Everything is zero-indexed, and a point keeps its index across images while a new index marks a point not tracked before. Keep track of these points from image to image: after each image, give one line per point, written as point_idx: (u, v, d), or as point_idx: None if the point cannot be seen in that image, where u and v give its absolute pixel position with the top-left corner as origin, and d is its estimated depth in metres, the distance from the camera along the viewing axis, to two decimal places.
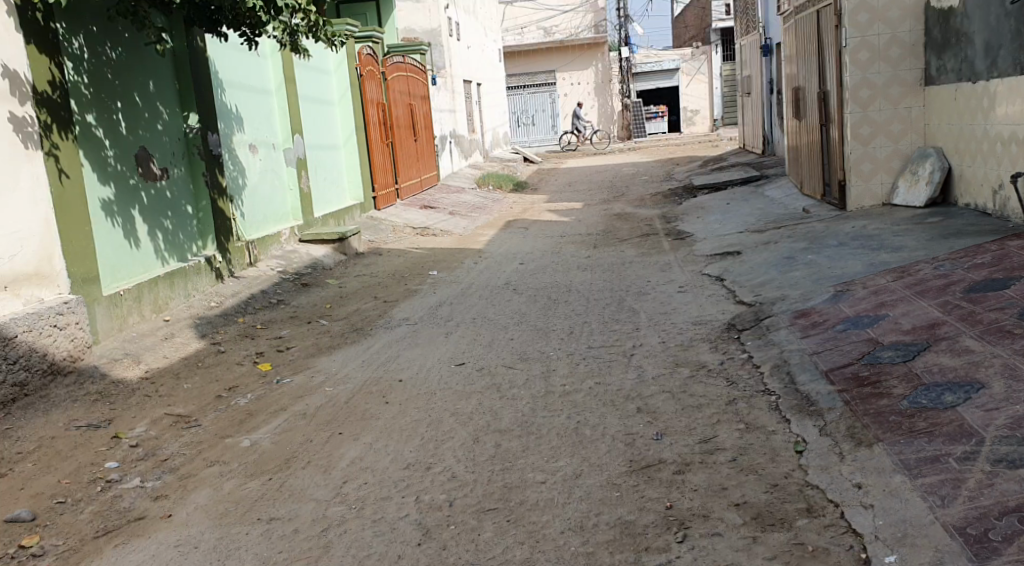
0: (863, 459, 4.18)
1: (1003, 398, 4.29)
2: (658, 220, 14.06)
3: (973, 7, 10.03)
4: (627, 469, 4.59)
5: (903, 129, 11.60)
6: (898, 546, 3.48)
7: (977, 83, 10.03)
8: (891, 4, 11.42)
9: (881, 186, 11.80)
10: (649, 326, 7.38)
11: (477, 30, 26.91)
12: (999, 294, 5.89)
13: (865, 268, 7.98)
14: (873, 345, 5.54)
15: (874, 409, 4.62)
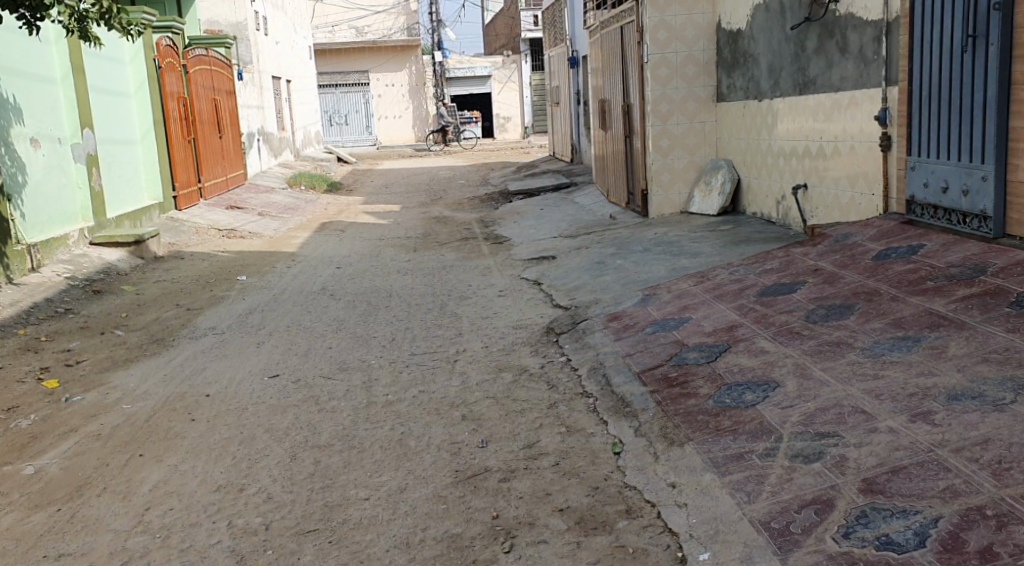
0: (675, 459, 4.32)
1: (797, 396, 4.59)
2: (475, 224, 14.14)
3: (758, 31, 10.78)
4: (453, 480, 4.54)
5: (699, 142, 12.36)
6: (711, 543, 3.61)
7: (763, 101, 10.78)
8: (687, 24, 12.08)
9: (679, 195, 12.47)
10: (471, 331, 7.38)
11: (286, 25, 26.04)
12: (788, 297, 6.34)
13: (671, 273, 8.37)
14: (681, 347, 5.79)
15: (684, 409, 4.80)
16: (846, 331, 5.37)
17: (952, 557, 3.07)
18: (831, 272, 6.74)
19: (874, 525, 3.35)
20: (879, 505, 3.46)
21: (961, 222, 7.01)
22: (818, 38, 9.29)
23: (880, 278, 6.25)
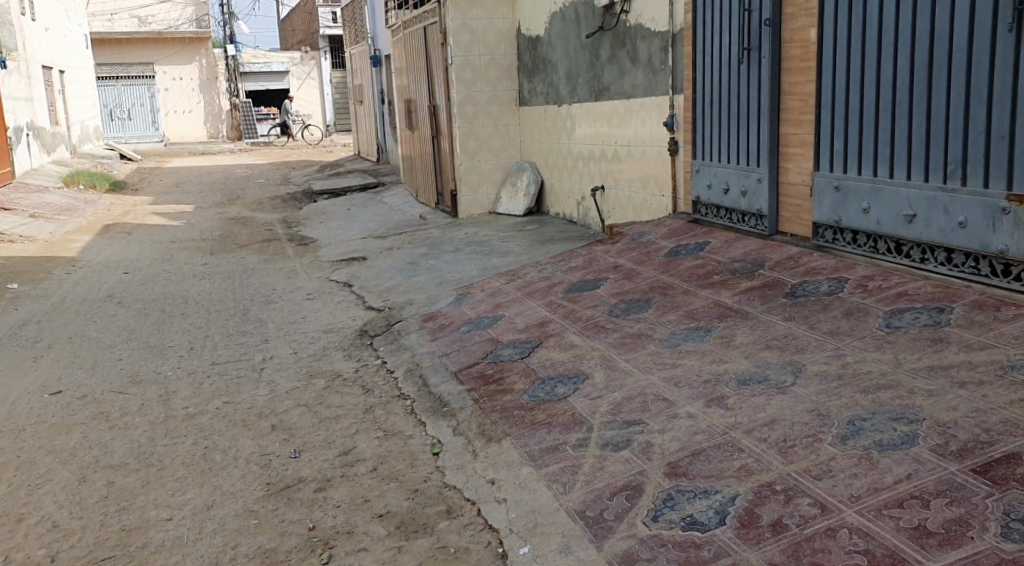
0: (493, 455, 4.36)
1: (605, 387, 4.78)
2: (278, 226, 13.66)
3: (556, 37, 11.14)
4: (264, 493, 4.36)
5: (503, 144, 12.61)
6: (530, 536, 3.67)
7: (562, 106, 11.15)
8: (488, 28, 12.28)
9: (487, 196, 12.67)
10: (278, 337, 7.11)
11: (57, 11, 23.98)
12: (593, 293, 6.59)
13: (481, 272, 8.48)
14: (494, 344, 5.87)
15: (500, 405, 4.86)
16: (647, 324, 5.65)
17: (748, 531, 3.29)
18: (630, 268, 7.07)
19: (680, 507, 3.54)
20: (683, 487, 3.66)
21: (741, 221, 7.56)
22: (611, 48, 9.72)
23: (675, 273, 6.63)
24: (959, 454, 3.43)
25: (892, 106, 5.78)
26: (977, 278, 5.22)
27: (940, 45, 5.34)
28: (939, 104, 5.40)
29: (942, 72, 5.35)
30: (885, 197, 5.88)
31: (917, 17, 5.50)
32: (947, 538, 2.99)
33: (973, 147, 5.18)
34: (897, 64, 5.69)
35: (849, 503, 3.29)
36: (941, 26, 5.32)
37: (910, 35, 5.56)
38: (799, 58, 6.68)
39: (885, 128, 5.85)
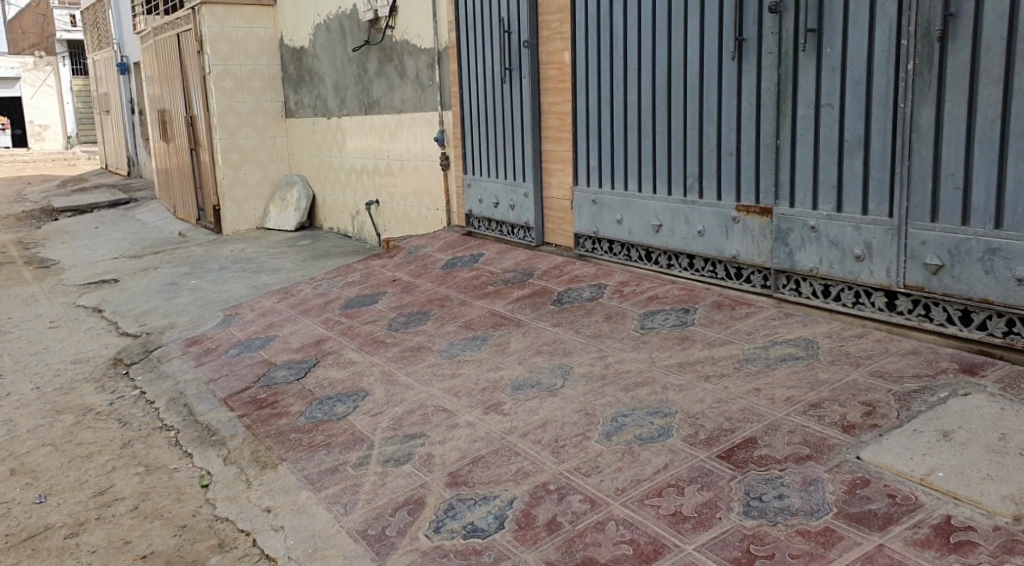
0: (269, 482, 4.19)
1: (385, 402, 4.77)
2: (11, 247, 12.41)
3: (321, 49, 11.00)
4: (4, 547, 3.98)
5: (270, 157, 12.30)
6: (310, 562, 3.58)
7: (331, 119, 11.03)
8: (249, 38, 11.88)
9: (253, 212, 12.28)
10: (15, 371, 6.47)
11: None
12: (369, 308, 6.55)
13: (249, 291, 8.18)
14: (267, 366, 5.67)
15: (275, 429, 4.70)
16: (423, 337, 5.71)
17: (526, 533, 3.42)
18: (406, 281, 7.12)
19: (461, 515, 3.60)
20: (463, 496, 3.73)
21: (511, 233, 7.86)
22: (378, 62, 9.75)
23: (449, 286, 6.75)
24: (708, 443, 3.76)
25: (638, 125, 6.24)
26: (715, 281, 5.74)
27: (677, 69, 5.83)
28: (678, 123, 5.88)
29: (679, 94, 5.84)
30: (635, 209, 6.33)
31: (656, 43, 5.97)
32: (699, 521, 3.24)
33: (707, 163, 5.70)
34: (642, 85, 6.16)
35: (615, 497, 3.50)
36: (677, 52, 5.81)
37: (651, 59, 6.03)
38: (556, 78, 7.06)
39: (633, 145, 6.30)
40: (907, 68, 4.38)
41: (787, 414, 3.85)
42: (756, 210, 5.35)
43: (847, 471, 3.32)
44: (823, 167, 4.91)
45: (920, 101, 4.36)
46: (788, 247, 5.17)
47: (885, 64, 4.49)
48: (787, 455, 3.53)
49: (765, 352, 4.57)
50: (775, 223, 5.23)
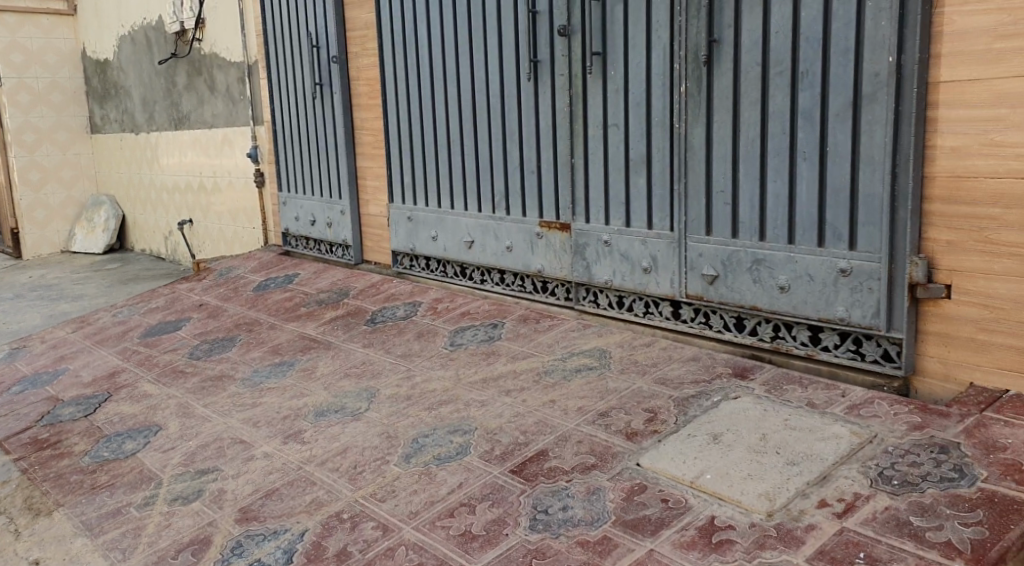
0: (41, 531, 3.91)
1: (179, 436, 4.56)
2: None
3: (127, 62, 10.46)
4: None
5: (75, 176, 11.58)
6: None
7: (139, 135, 10.51)
8: (46, 49, 11.16)
9: (58, 234, 11.51)
10: None
11: None
12: (172, 336, 6.26)
13: (43, 321, 7.65)
14: (52, 403, 5.30)
15: (55, 472, 4.40)
16: (226, 364, 5.50)
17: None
18: (214, 306, 6.85)
19: (247, 552, 3.48)
20: (252, 532, 3.61)
21: (329, 252, 7.73)
22: (187, 76, 9.38)
23: (259, 308, 6.56)
24: (502, 458, 3.81)
25: (446, 142, 6.29)
26: (523, 295, 5.86)
27: (480, 88, 5.92)
28: (482, 141, 5.98)
29: (482, 113, 5.94)
30: (447, 226, 6.37)
31: (459, 62, 6.05)
32: (486, 539, 3.27)
33: (512, 179, 5.81)
34: (448, 104, 6.22)
35: (407, 521, 3.48)
36: (479, 71, 5.91)
37: (455, 78, 6.11)
38: (367, 95, 7.00)
39: (443, 162, 6.34)
40: (680, 91, 4.65)
41: (578, 425, 3.97)
42: (557, 225, 5.51)
43: (627, 478, 3.46)
44: (613, 183, 5.12)
45: (693, 121, 4.63)
46: (585, 260, 5.35)
47: (662, 86, 4.75)
48: (574, 465, 3.63)
49: (564, 364, 4.69)
50: (574, 238, 5.40)
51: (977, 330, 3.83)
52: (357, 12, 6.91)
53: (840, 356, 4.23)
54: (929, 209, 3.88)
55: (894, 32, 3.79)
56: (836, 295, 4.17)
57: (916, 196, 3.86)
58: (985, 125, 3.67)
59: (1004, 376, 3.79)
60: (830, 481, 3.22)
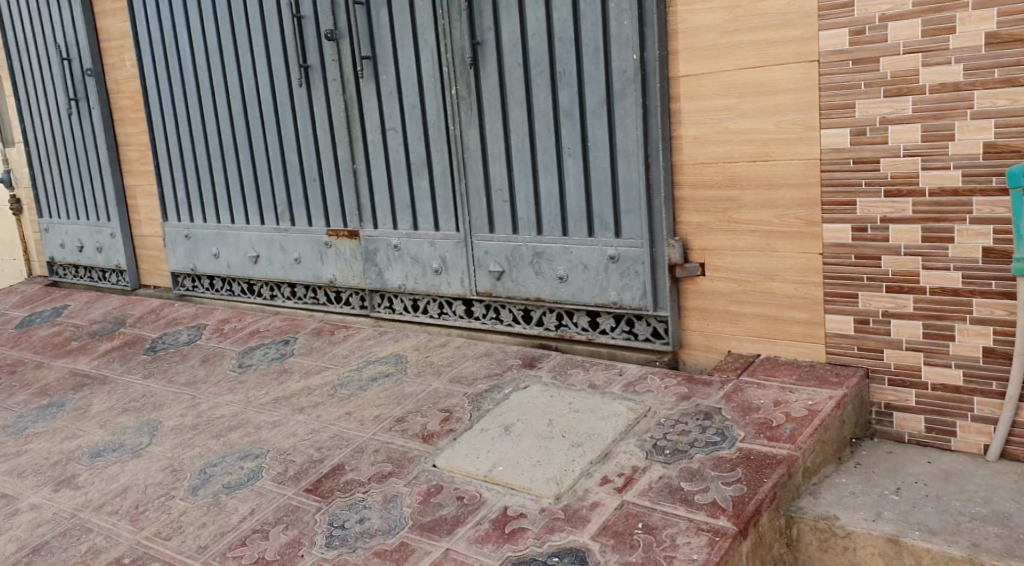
0: None
1: None
2: None
3: None
4: None
5: None
6: None
7: None
8: None
9: None
10: None
11: None
12: None
13: None
14: None
15: None
16: None
17: None
18: None
19: None
20: None
21: (103, 279, 7.25)
22: None
23: (23, 347, 6.04)
24: (296, 478, 3.73)
25: (221, 156, 6.04)
26: (317, 307, 5.78)
27: (251, 96, 5.73)
28: (259, 152, 5.79)
29: (256, 123, 5.75)
30: (230, 241, 6.12)
31: (227, 71, 5.83)
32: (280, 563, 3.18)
33: (294, 189, 5.67)
34: (219, 115, 5.97)
35: (196, 556, 3.33)
36: (248, 79, 5.71)
37: (224, 88, 5.88)
38: (129, 108, 6.60)
39: (220, 175, 6.09)
40: (451, 93, 4.73)
41: (373, 434, 3.95)
42: (345, 233, 5.44)
43: (423, 481, 3.49)
44: (397, 187, 5.13)
45: (466, 122, 4.73)
46: (376, 266, 5.33)
47: (433, 89, 4.82)
48: (371, 476, 3.61)
49: (357, 374, 4.65)
50: (362, 244, 5.37)
51: (730, 302, 4.18)
52: (110, 21, 6.48)
53: (616, 337, 4.51)
54: (680, 195, 4.20)
55: (636, 31, 4.08)
56: (609, 281, 4.43)
57: (667, 182, 4.17)
58: (721, 114, 3.99)
59: (756, 342, 4.15)
60: (611, 457, 3.47)
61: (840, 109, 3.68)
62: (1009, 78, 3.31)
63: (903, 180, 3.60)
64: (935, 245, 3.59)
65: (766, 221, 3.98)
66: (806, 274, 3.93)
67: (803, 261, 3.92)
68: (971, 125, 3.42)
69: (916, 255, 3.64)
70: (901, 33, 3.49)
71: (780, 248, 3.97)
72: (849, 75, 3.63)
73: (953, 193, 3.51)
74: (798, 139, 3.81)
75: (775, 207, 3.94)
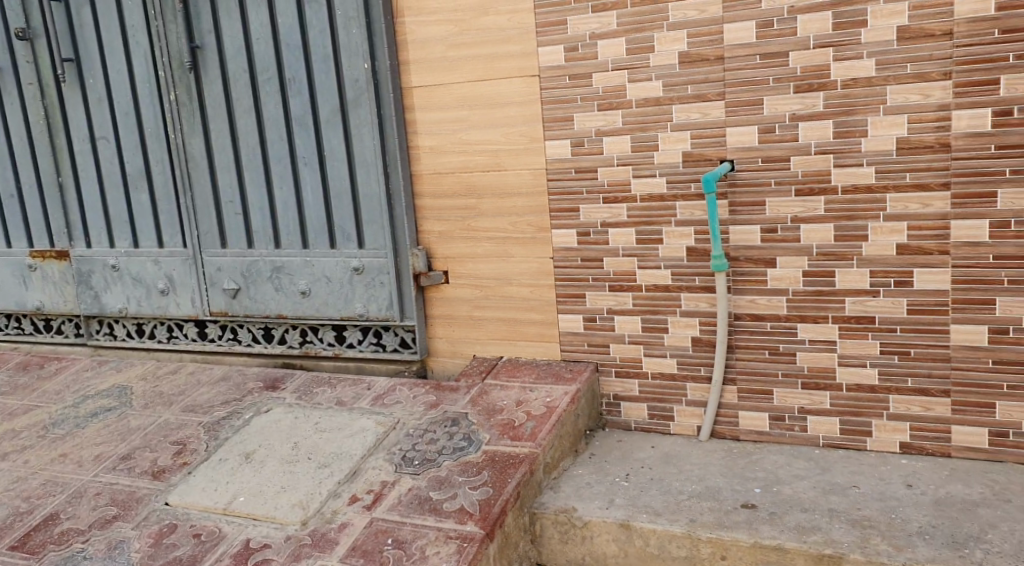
0: None
1: None
2: None
3: None
4: None
5: None
6: None
7: None
8: None
9: None
10: None
11: None
12: None
13: None
14: None
15: None
16: None
17: None
18: None
19: None
20: None
21: None
22: None
23: None
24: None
25: None
26: (24, 337, 5.29)
27: None
28: None
29: None
30: None
31: None
32: None
33: None
34: None
35: None
36: None
37: None
38: None
39: None
40: (170, 99, 4.57)
41: (94, 475, 3.64)
42: (52, 254, 5.02)
43: (153, 522, 3.31)
44: (113, 202, 4.85)
45: (190, 132, 4.61)
46: (92, 289, 4.97)
47: (148, 95, 4.63)
48: (91, 522, 3.32)
49: (73, 412, 4.23)
50: (73, 265, 4.97)
51: (473, 308, 4.42)
52: None
53: (365, 350, 4.61)
54: (420, 203, 4.39)
55: (365, 41, 4.21)
56: (354, 293, 4.52)
57: (407, 192, 4.35)
58: (453, 126, 4.23)
59: (497, 345, 4.43)
60: (359, 475, 3.55)
61: (561, 121, 4.06)
62: (699, 94, 3.84)
63: (618, 188, 4.03)
64: (648, 246, 4.04)
65: (501, 228, 4.27)
66: (539, 278, 4.26)
67: (537, 266, 4.25)
68: (671, 136, 3.91)
69: (632, 256, 4.07)
70: (609, 50, 3.93)
71: (515, 254, 4.27)
72: (566, 89, 4.02)
73: (659, 199, 3.97)
74: (525, 150, 4.14)
75: (510, 214, 4.24)
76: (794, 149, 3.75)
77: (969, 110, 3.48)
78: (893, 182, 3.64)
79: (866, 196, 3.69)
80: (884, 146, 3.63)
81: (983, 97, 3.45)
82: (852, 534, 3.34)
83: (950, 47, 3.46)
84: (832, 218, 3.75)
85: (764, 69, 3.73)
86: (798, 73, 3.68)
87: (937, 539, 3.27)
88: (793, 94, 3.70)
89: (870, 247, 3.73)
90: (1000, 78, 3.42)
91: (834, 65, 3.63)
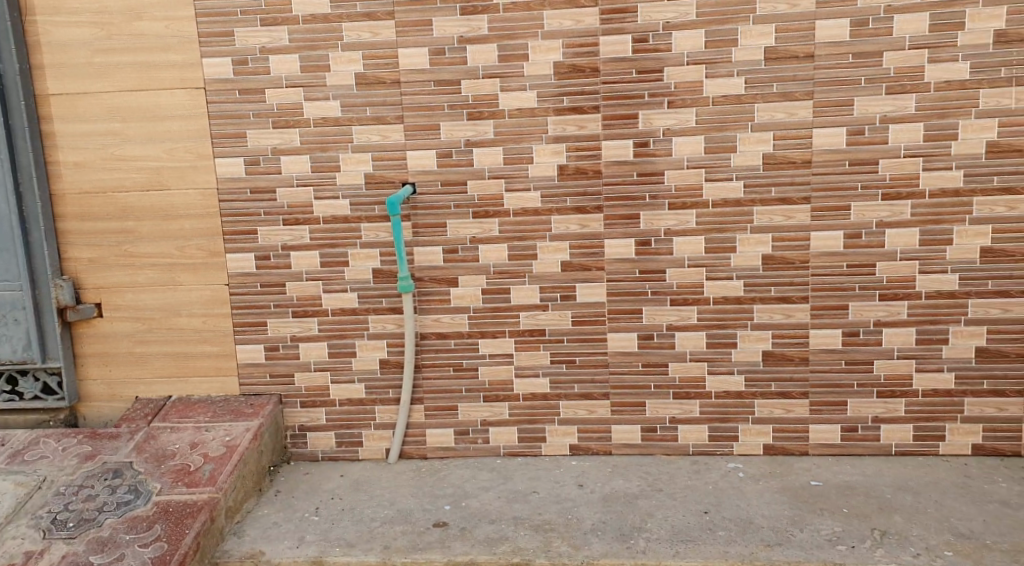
0: None
1: None
2: None
3: None
4: None
5: None
6: None
7: None
8: None
9: None
10: None
11: None
12: None
13: None
14: None
15: None
16: None
17: None
18: None
19: None
20: None
21: None
22: None
23: None
24: None
25: None
26: None
27: None
28: None
29: None
30: None
31: None
32: None
33: None
34: None
35: None
36: None
37: None
38: None
39: None
40: None
41: None
42: None
43: None
44: None
45: None
46: None
47: None
48: None
49: None
50: None
51: (134, 343, 4.05)
52: None
53: None
54: (64, 227, 3.98)
55: None
56: None
57: (45, 214, 3.92)
58: (104, 139, 3.91)
59: (165, 383, 4.08)
60: None
61: (233, 138, 3.88)
62: (378, 116, 3.85)
63: (299, 210, 3.91)
64: (333, 269, 3.95)
65: (166, 254, 3.98)
66: (211, 307, 4.01)
67: (209, 294, 4.00)
68: (352, 158, 3.88)
69: (317, 280, 3.96)
70: (282, 67, 3.82)
71: (183, 281, 3.99)
72: (236, 103, 3.86)
73: (343, 221, 3.92)
74: (192, 167, 3.91)
75: (176, 239, 3.96)
76: (470, 173, 3.88)
77: (615, 140, 3.84)
78: (555, 206, 3.90)
79: (533, 219, 3.91)
80: (548, 172, 3.88)
81: (626, 129, 3.83)
82: (535, 539, 3.50)
83: (598, 84, 3.80)
84: (505, 238, 3.93)
85: (439, 95, 3.83)
86: (470, 100, 3.83)
87: (608, 534, 3.52)
88: (467, 121, 3.84)
89: (539, 265, 3.96)
90: (639, 113, 3.82)
91: (501, 95, 3.82)
